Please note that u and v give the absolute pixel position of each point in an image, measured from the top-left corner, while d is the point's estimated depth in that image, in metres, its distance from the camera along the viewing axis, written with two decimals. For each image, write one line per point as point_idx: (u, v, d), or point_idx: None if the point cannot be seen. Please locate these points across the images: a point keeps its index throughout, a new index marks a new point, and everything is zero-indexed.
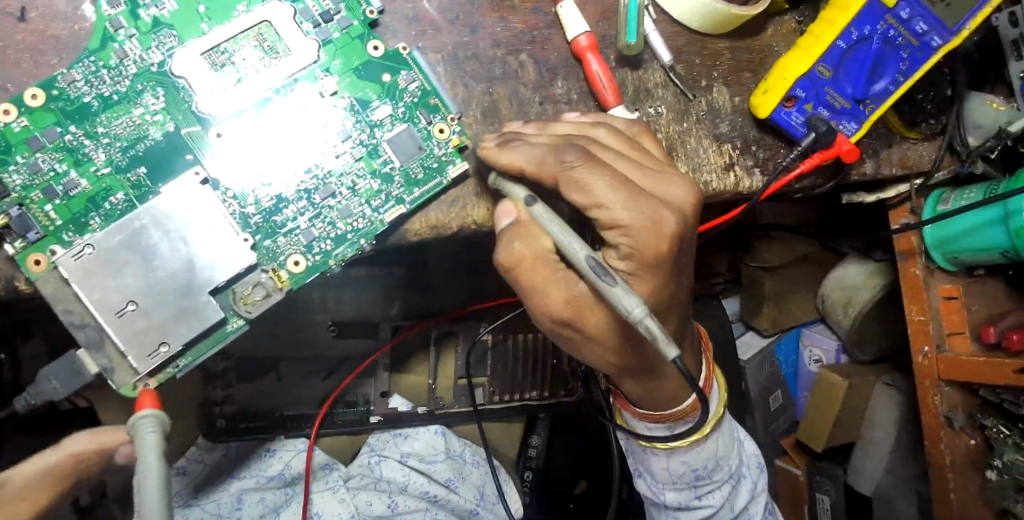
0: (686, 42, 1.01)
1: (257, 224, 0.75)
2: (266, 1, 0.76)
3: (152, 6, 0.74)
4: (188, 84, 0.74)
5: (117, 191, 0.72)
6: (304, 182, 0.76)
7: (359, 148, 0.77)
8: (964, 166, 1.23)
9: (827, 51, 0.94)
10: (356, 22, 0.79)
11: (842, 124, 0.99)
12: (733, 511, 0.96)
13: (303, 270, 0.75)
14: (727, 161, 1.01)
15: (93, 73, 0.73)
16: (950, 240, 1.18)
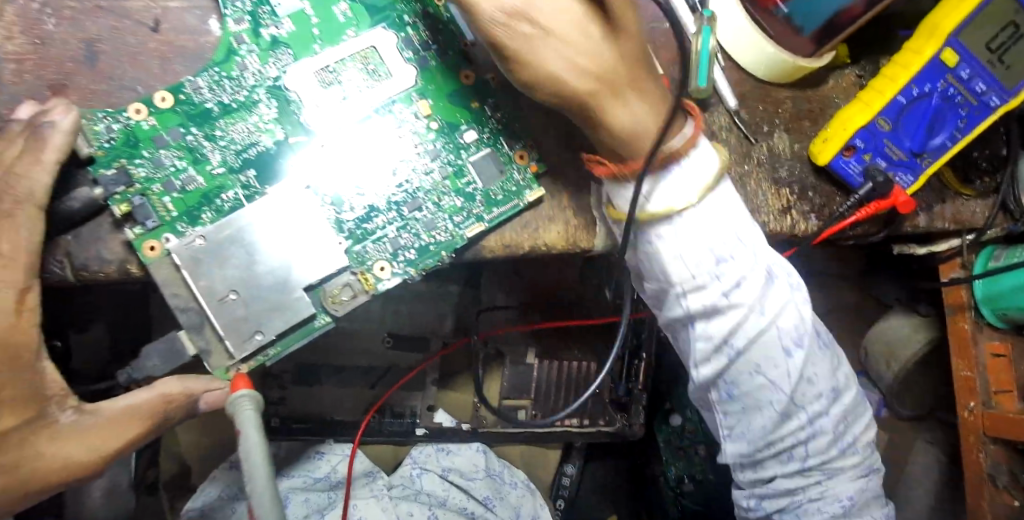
0: (749, 89, 1.06)
1: (351, 230, 0.81)
2: (373, 28, 0.83)
3: (272, 26, 0.81)
4: (299, 99, 0.81)
5: (229, 189, 0.79)
6: (396, 196, 0.82)
7: (447, 167, 0.84)
8: (1017, 225, 1.23)
9: (888, 105, 0.99)
10: (451, 51, 0.85)
11: (899, 175, 1.03)
12: (786, 380, 0.88)
13: (389, 275, 0.82)
14: (784, 204, 1.05)
15: (216, 82, 0.80)
16: (1000, 297, 1.20)
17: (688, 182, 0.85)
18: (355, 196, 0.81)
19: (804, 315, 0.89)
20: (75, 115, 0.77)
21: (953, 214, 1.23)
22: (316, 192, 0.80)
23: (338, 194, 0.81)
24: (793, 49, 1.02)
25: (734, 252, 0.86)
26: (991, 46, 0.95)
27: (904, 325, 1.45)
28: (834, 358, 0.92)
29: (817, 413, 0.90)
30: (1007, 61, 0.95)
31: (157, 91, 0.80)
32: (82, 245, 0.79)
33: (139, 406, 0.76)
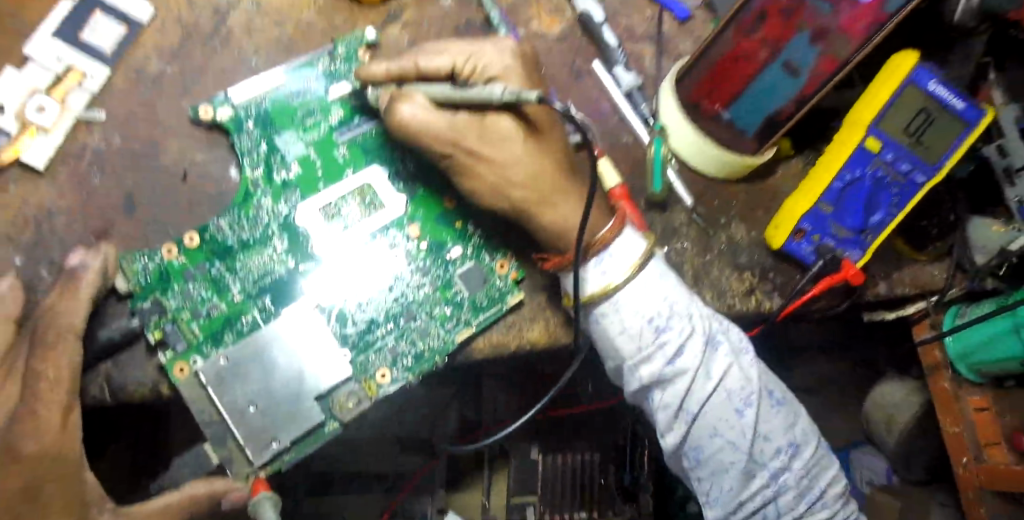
0: (704, 186, 1.20)
1: (353, 341, 0.92)
2: (368, 167, 0.98)
3: (283, 171, 0.96)
4: (307, 231, 0.94)
5: (249, 314, 0.91)
6: (393, 308, 0.94)
7: (437, 280, 0.96)
8: (974, 283, 1.33)
9: (826, 191, 1.11)
10: (435, 180, 1.00)
11: (849, 250, 1.14)
12: (744, 449, 0.93)
13: (389, 381, 0.91)
14: (747, 286, 1.16)
15: (236, 222, 0.93)
16: (971, 354, 1.28)
17: (616, 264, 0.94)
18: (358, 311, 0.93)
19: (749, 375, 0.95)
20: (118, 257, 0.90)
21: (911, 278, 1.35)
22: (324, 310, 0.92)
23: (343, 311, 0.92)
24: (738, 148, 1.16)
25: (672, 323, 0.93)
26: (909, 130, 1.08)
27: (898, 390, 1.50)
28: (788, 410, 0.98)
29: (779, 468, 0.95)
30: (925, 142, 1.08)
31: (187, 232, 0.94)
32: (121, 370, 0.90)
33: (170, 508, 0.84)
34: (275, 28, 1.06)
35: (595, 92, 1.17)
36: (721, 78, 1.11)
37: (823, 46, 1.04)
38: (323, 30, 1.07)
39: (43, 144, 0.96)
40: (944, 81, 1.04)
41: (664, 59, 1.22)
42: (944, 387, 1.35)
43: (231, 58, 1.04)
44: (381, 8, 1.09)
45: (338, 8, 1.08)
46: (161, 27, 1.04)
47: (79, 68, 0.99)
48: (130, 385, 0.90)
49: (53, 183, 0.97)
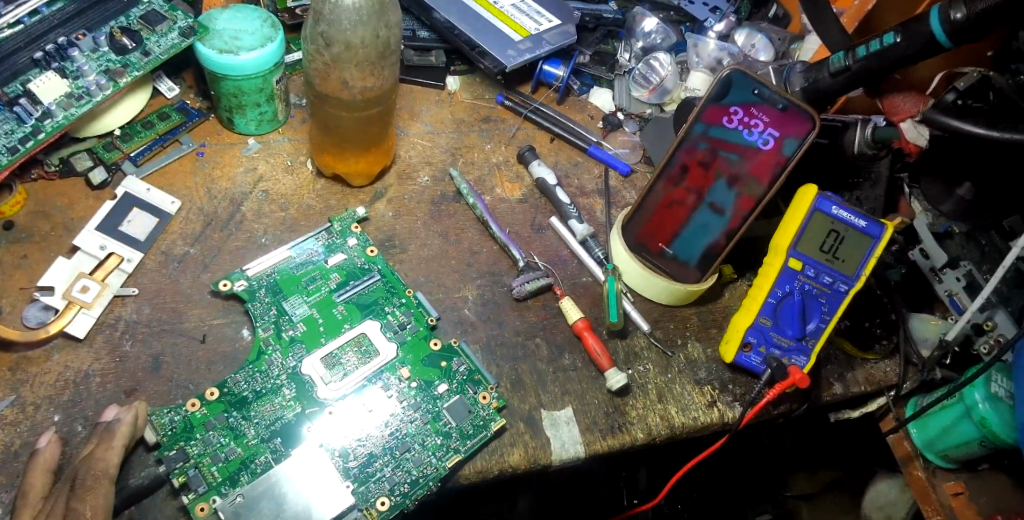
0: (660, 313, 1.35)
1: (355, 473, 1.03)
2: (364, 320, 1.16)
3: (290, 329, 1.13)
4: (310, 379, 1.09)
5: (264, 456, 1.03)
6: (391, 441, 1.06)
7: (426, 414, 1.09)
8: (924, 374, 1.44)
9: (763, 307, 1.27)
10: (421, 327, 1.17)
11: (794, 357, 1.26)
12: None
13: (387, 507, 1.01)
14: (709, 399, 1.26)
15: (251, 376, 1.08)
16: (935, 440, 1.37)
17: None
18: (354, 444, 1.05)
19: None
20: (147, 412, 1.03)
21: (865, 377, 1.46)
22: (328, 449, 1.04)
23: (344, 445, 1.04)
24: (685, 279, 1.33)
25: None
26: (824, 249, 1.27)
27: (894, 487, 1.57)
28: None
29: None
30: (840, 257, 1.27)
31: (207, 388, 1.08)
32: (141, 512, 0.99)
33: None
34: (280, 212, 1.29)
35: (554, 242, 1.37)
36: (661, 220, 1.32)
37: (739, 188, 1.25)
38: (320, 211, 1.30)
39: (84, 318, 1.12)
40: (843, 205, 1.26)
41: (612, 209, 1.43)
42: (919, 475, 1.41)
43: (244, 239, 1.25)
44: (369, 189, 1.33)
45: (332, 191, 1.32)
46: (186, 217, 1.26)
47: (119, 253, 1.18)
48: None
49: (90, 349, 1.12)
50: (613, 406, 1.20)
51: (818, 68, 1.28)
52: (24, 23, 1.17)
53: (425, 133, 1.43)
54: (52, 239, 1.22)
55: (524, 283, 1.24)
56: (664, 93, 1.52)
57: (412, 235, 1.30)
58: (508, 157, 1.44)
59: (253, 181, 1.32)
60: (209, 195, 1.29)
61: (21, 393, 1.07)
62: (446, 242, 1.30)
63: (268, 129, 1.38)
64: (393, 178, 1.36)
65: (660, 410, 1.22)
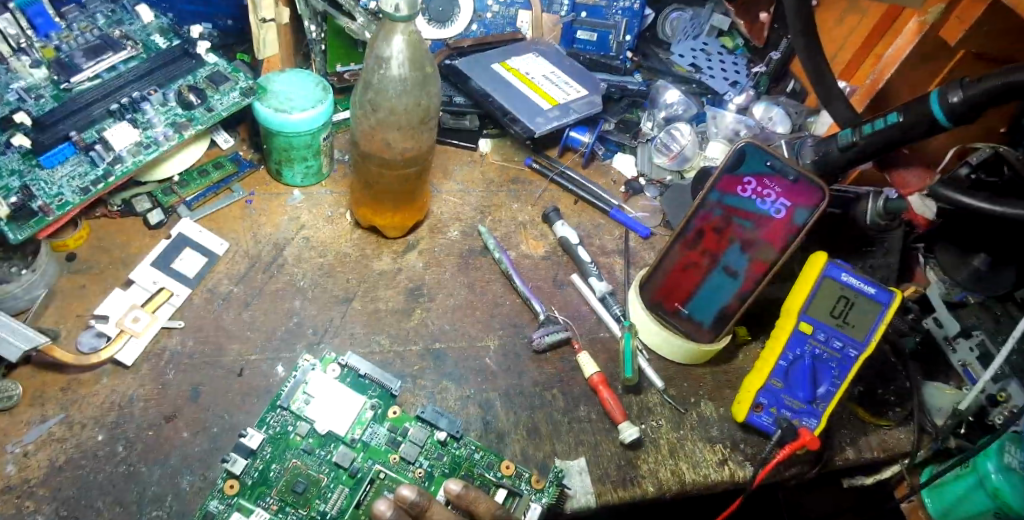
0: (674, 371, 1.39)
1: (255, 488, 1.09)
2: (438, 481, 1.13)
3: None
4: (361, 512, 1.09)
5: (301, 479, 1.10)
6: (407, 451, 1.14)
7: (445, 467, 1.14)
8: (939, 444, 1.43)
9: (774, 369, 1.31)
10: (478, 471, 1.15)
11: (805, 420, 1.30)
12: None
13: (234, 489, 1.07)
14: (720, 456, 1.29)
15: None
16: (951, 509, 1.39)
17: None
18: (367, 441, 1.14)
19: None
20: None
21: (878, 443, 1.43)
22: (339, 434, 1.13)
23: (370, 450, 1.14)
24: (697, 338, 1.37)
25: None
26: (834, 313, 1.32)
27: None
28: None
29: None
30: (850, 322, 1.31)
31: None
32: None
33: None
34: (319, 258, 1.38)
35: (575, 297, 1.43)
36: (677, 281, 1.37)
37: (753, 253, 1.31)
38: (356, 258, 1.39)
39: (134, 345, 1.22)
40: (853, 272, 1.31)
41: (631, 269, 1.50)
42: None
43: (285, 280, 1.34)
44: (401, 241, 1.43)
45: (368, 241, 1.42)
46: (233, 258, 1.36)
47: (169, 288, 1.29)
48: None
49: (135, 377, 1.20)
50: (625, 458, 1.23)
51: (829, 142, 1.36)
52: (102, 77, 1.35)
53: (457, 190, 1.53)
54: (109, 275, 1.32)
55: (545, 336, 1.30)
56: (683, 160, 1.61)
57: (440, 285, 1.38)
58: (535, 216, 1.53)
59: (296, 228, 1.42)
60: (255, 239, 1.39)
61: (69, 412, 1.16)
62: (472, 293, 1.38)
63: (313, 182, 1.49)
64: (425, 231, 1.45)
65: (671, 465, 1.26)
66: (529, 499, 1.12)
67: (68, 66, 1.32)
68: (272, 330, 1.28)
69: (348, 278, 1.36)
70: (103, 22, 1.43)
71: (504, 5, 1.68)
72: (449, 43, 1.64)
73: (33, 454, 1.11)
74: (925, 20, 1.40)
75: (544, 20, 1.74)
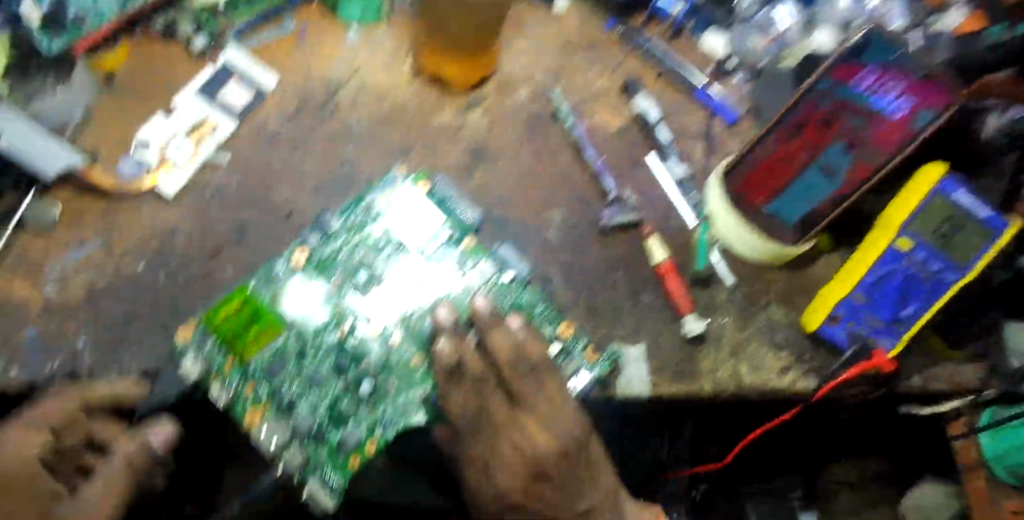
0: (745, 271, 1.29)
1: (320, 267, 1.08)
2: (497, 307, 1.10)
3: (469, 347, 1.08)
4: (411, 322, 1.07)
5: (364, 270, 1.09)
6: (471, 279, 1.11)
7: (505, 306, 1.10)
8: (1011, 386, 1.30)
9: (859, 282, 1.21)
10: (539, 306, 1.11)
11: (882, 339, 1.21)
12: None
13: (302, 260, 1.08)
14: (783, 365, 1.21)
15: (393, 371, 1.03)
16: (1006, 455, 1.26)
17: None
18: (436, 259, 1.11)
19: None
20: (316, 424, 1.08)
21: (947, 376, 1.33)
22: (411, 245, 1.11)
23: (436, 270, 1.11)
24: (778, 237, 1.25)
25: None
26: (937, 232, 1.16)
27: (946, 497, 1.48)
28: None
29: None
30: (955, 244, 1.16)
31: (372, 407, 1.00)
32: None
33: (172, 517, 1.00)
34: (376, 104, 1.26)
35: (647, 180, 1.32)
36: (762, 177, 1.23)
37: (857, 154, 1.15)
38: (416, 108, 1.27)
39: (178, 175, 1.15)
40: (969, 191, 1.13)
41: (711, 157, 1.36)
42: (979, 487, 1.31)
43: (338, 125, 1.23)
44: (467, 96, 1.30)
45: (430, 91, 1.29)
46: (283, 93, 1.24)
47: (215, 119, 1.19)
48: (250, 423, 1.00)
49: (176, 207, 1.13)
50: (685, 353, 1.16)
51: (971, 39, 1.19)
52: None
53: (529, 47, 1.37)
54: (150, 96, 1.22)
55: (614, 216, 1.21)
56: (782, 45, 1.44)
57: (505, 148, 1.27)
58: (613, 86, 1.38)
59: (353, 69, 1.29)
60: (308, 76, 1.26)
61: (109, 238, 1.10)
62: (539, 161, 1.26)
63: (372, 21, 1.34)
64: (492, 88, 1.31)
65: (732, 366, 1.18)
66: (579, 364, 1.09)
67: None
68: (323, 176, 1.19)
69: (406, 131, 1.25)
70: None
71: None
72: None
73: (74, 277, 1.07)
74: None
75: None
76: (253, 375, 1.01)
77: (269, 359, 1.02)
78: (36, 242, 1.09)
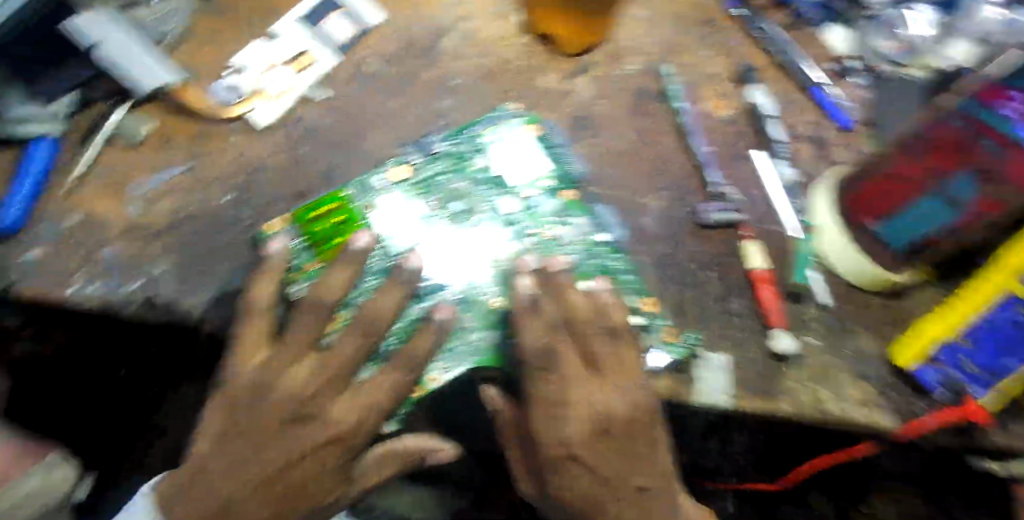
0: (843, 290, 1.19)
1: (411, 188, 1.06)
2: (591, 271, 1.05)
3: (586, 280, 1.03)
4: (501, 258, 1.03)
5: (460, 201, 1.07)
6: (569, 233, 1.07)
7: (597, 268, 1.06)
8: None
9: (961, 327, 1.02)
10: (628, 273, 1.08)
11: (976, 387, 1.06)
12: None
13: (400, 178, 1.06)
14: (868, 397, 1.12)
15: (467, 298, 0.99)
16: None
17: None
18: (535, 205, 1.08)
19: None
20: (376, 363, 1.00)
21: None
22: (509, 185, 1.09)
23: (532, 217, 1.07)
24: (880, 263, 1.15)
25: None
26: None
27: None
28: None
29: None
30: None
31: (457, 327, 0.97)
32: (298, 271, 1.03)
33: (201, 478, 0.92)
34: (479, 59, 1.23)
35: (748, 177, 1.24)
36: (874, 192, 1.08)
37: (986, 187, 0.94)
38: (519, 68, 1.24)
39: (272, 106, 1.13)
40: None
41: (822, 162, 1.26)
42: None
43: (439, 74, 1.20)
44: (574, 61, 1.26)
45: (535, 50, 1.26)
46: (387, 36, 1.22)
47: (315, 54, 1.18)
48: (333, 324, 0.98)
49: (268, 140, 1.11)
50: (768, 369, 1.09)
51: None
52: None
53: (636, 23, 1.33)
54: (254, 20, 1.20)
55: (714, 212, 1.16)
56: (910, 54, 1.34)
57: (607, 122, 1.23)
58: (720, 72, 1.31)
59: (458, 17, 1.26)
60: (414, 18, 1.24)
61: (197, 164, 1.08)
62: (638, 141, 1.23)
63: None
64: (601, 57, 1.28)
65: (812, 390, 1.10)
66: (658, 341, 1.06)
67: None
68: (418, 126, 1.15)
69: (504, 92, 1.20)
70: None
71: None
72: None
73: (156, 202, 1.05)
74: None
75: None
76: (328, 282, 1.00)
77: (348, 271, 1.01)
78: (126, 158, 1.08)
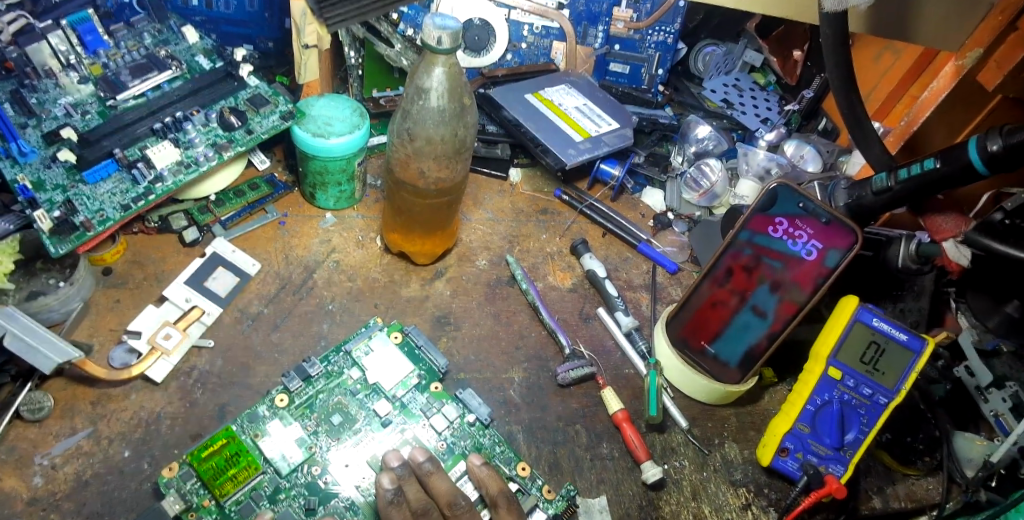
0: (698, 410, 1.36)
1: (299, 407, 1.18)
2: (456, 458, 1.16)
3: (459, 465, 1.15)
4: (375, 455, 1.14)
5: (339, 413, 1.18)
6: (438, 422, 1.19)
7: (467, 447, 1.18)
8: (969, 495, 1.27)
9: (801, 413, 1.25)
10: (465, 434, 1.19)
11: (831, 466, 1.23)
12: None
13: (285, 402, 1.17)
14: (744, 501, 1.26)
15: (354, 507, 1.09)
16: None
17: None
18: (406, 403, 1.21)
19: None
20: None
21: (906, 493, 1.32)
22: (384, 388, 1.21)
23: (404, 411, 1.20)
24: (724, 377, 1.31)
25: None
26: (864, 360, 1.25)
27: None
28: None
29: None
30: (880, 369, 1.24)
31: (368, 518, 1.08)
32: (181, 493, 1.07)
33: None
34: (348, 282, 1.42)
35: (600, 331, 1.44)
36: (704, 321, 1.32)
37: (781, 295, 1.23)
38: (384, 283, 1.43)
39: (163, 364, 1.24)
40: (884, 318, 1.24)
41: (657, 304, 1.49)
42: None
43: (313, 304, 1.38)
44: (430, 268, 1.46)
45: (397, 266, 1.46)
46: (264, 279, 1.40)
47: (201, 306, 1.32)
48: None
49: (164, 394, 1.23)
50: (646, 499, 1.23)
51: (862, 186, 1.36)
52: (147, 95, 1.40)
53: (511, 213, 1.59)
54: (143, 287, 1.36)
55: (568, 370, 1.32)
56: (713, 197, 1.59)
57: (466, 313, 1.41)
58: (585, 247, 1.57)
59: (326, 251, 1.46)
60: (286, 261, 1.43)
61: (98, 426, 1.18)
62: (497, 323, 1.41)
63: (345, 205, 1.53)
64: (454, 258, 1.49)
65: (694, 507, 1.24)
66: (536, 500, 1.14)
67: (114, 84, 1.38)
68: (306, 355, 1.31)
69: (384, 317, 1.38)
70: (150, 42, 1.48)
71: (538, 36, 1.69)
72: (483, 72, 1.67)
73: (61, 466, 1.13)
74: (960, 65, 1.38)
75: (578, 51, 1.73)
76: (230, 513, 1.06)
77: (244, 500, 1.08)
78: (28, 433, 1.16)
